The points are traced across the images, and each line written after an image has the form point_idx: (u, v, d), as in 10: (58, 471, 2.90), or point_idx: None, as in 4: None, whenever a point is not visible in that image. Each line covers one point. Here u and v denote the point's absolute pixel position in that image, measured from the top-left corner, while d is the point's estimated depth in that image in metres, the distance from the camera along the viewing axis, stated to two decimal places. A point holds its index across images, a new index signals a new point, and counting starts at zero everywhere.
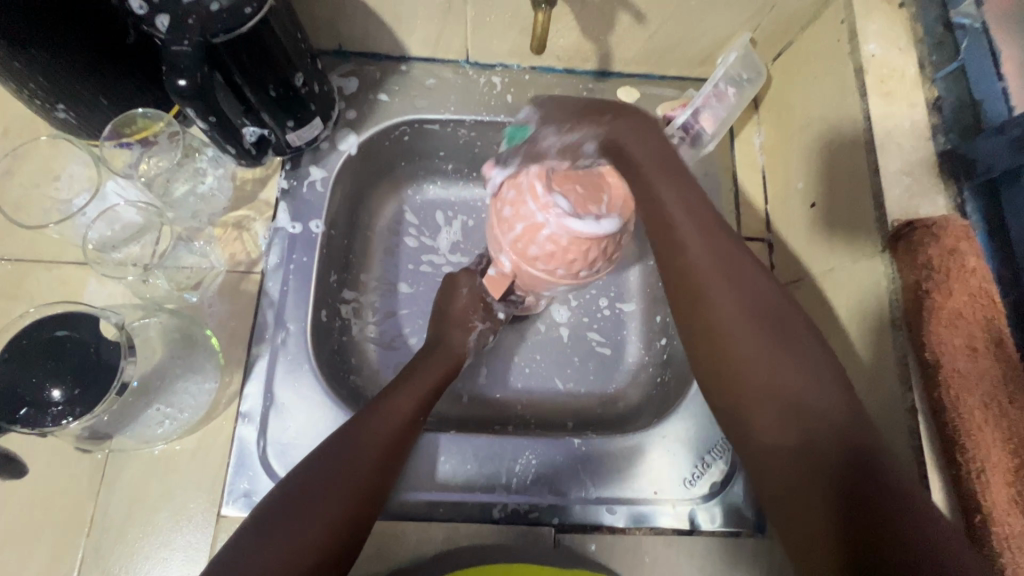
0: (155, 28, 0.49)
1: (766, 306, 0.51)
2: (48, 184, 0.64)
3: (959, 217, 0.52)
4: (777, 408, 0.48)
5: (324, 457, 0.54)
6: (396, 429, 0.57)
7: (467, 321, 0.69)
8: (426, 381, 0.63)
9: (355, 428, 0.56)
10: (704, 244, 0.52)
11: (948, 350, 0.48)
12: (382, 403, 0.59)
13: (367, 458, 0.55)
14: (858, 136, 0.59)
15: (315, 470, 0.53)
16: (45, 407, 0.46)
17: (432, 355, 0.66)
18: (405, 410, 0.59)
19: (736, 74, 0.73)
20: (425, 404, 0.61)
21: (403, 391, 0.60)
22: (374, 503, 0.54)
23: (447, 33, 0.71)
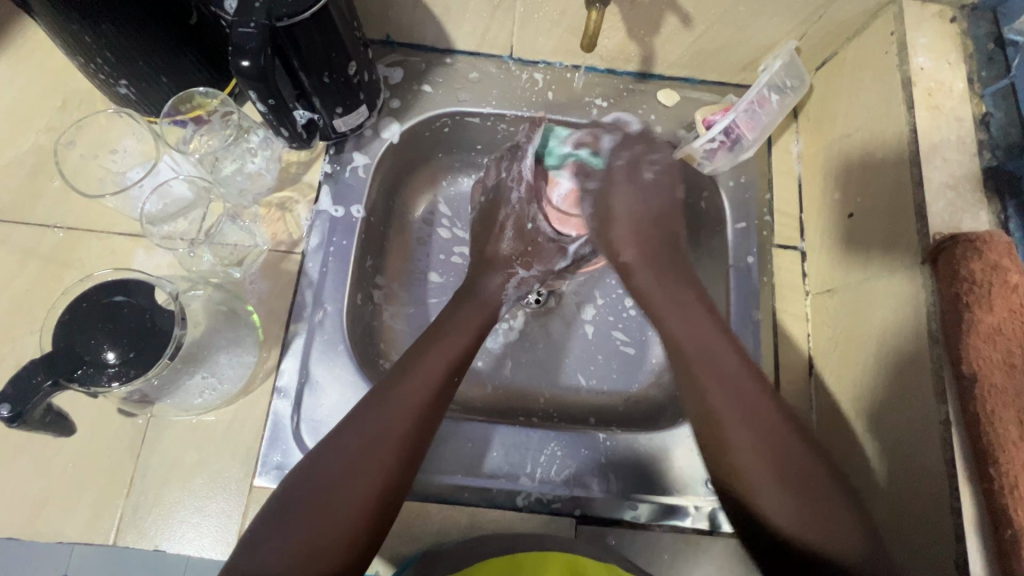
0: (223, 9, 0.52)
1: (763, 429, 0.54)
2: (105, 156, 0.67)
3: (1003, 233, 0.52)
4: (788, 488, 0.51)
5: (356, 420, 0.55)
6: (426, 394, 0.58)
7: (507, 265, 0.74)
8: (453, 348, 0.62)
9: (383, 390, 0.57)
10: (726, 362, 0.58)
11: (985, 365, 0.48)
12: (407, 369, 0.59)
13: (398, 421, 0.55)
14: (902, 148, 0.59)
15: (349, 433, 0.54)
16: (100, 368, 0.48)
17: (458, 318, 0.67)
18: (432, 377, 0.59)
19: (780, 82, 0.72)
20: (452, 370, 0.61)
21: (427, 359, 0.60)
22: (409, 466, 0.55)
23: (494, 27, 0.72)
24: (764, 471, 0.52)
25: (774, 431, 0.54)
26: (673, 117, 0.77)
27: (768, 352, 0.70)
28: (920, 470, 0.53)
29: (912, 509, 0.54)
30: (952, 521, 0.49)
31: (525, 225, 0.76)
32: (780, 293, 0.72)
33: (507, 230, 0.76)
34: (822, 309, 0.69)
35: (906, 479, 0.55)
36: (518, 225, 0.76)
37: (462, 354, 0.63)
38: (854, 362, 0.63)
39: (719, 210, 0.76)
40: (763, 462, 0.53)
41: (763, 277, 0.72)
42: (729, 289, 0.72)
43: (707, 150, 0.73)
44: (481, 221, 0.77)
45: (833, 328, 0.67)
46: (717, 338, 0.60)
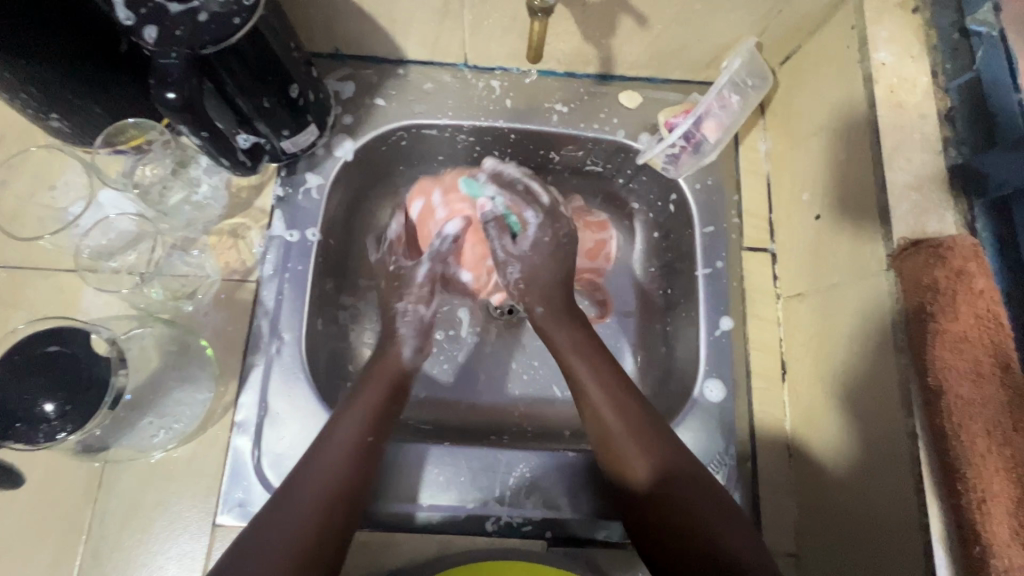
0: (142, 39, 0.49)
1: (677, 459, 0.55)
2: (42, 192, 0.64)
3: (969, 236, 0.50)
4: (712, 512, 0.52)
5: (286, 489, 0.52)
6: (349, 453, 0.55)
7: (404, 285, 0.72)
8: (372, 402, 0.60)
9: (312, 452, 0.54)
10: (634, 410, 0.58)
11: (952, 376, 0.47)
12: (327, 431, 0.56)
13: (323, 480, 0.53)
14: (866, 148, 0.57)
15: (279, 503, 0.51)
16: (36, 423, 0.46)
17: (378, 370, 0.64)
18: (353, 435, 0.56)
19: (741, 79, 0.68)
20: (377, 429, 0.58)
21: (348, 418, 0.57)
22: (340, 523, 0.51)
23: (445, 36, 0.69)
24: (687, 492, 0.53)
25: (681, 456, 0.56)
26: (637, 119, 0.75)
27: (740, 359, 0.69)
28: (889, 481, 0.51)
29: (879, 520, 0.53)
30: (920, 538, 0.47)
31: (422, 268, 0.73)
32: (751, 298, 0.70)
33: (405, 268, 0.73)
34: (793, 314, 0.68)
35: (875, 491, 0.53)
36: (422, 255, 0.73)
37: (387, 405, 0.61)
38: (823, 366, 0.62)
39: (687, 214, 0.74)
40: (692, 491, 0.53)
41: (733, 282, 0.71)
42: (699, 296, 0.70)
43: (669, 156, 0.71)
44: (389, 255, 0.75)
45: (805, 333, 0.65)
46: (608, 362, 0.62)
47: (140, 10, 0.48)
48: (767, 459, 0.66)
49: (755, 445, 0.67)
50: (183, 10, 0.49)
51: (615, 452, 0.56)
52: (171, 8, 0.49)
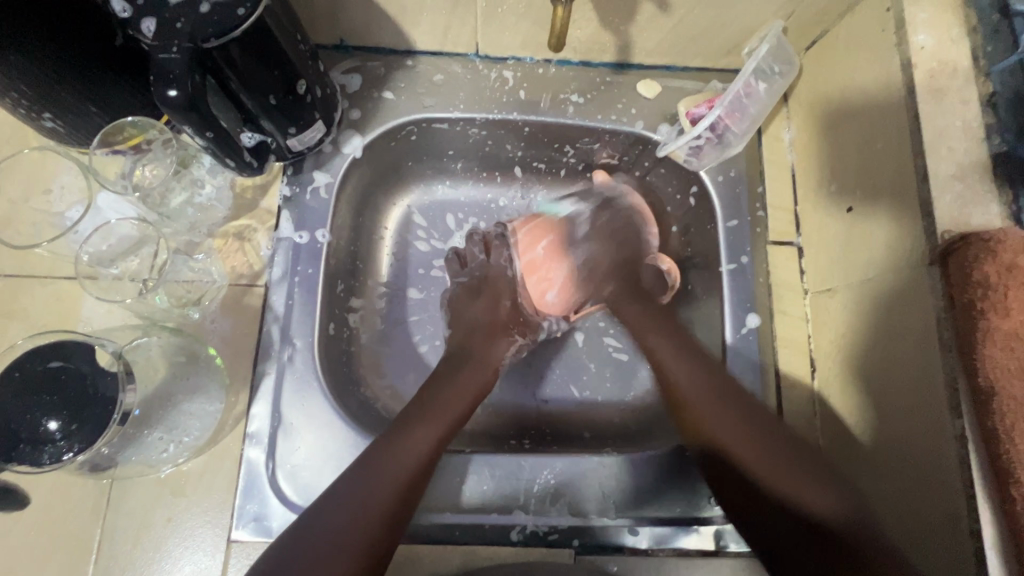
0: (140, 33, 0.46)
1: (740, 418, 0.57)
2: (38, 197, 0.61)
3: (1017, 228, 0.48)
4: (786, 467, 0.53)
5: (341, 493, 0.51)
6: (426, 457, 0.54)
7: (506, 333, 0.70)
8: (451, 413, 0.59)
9: (374, 456, 0.53)
10: (699, 377, 0.60)
11: (1004, 376, 0.44)
12: (399, 435, 0.55)
13: (386, 487, 0.51)
14: (904, 138, 0.54)
15: (329, 506, 0.50)
16: (41, 444, 0.44)
17: (460, 376, 0.63)
18: (426, 445, 0.55)
19: (768, 66, 0.66)
20: (446, 439, 0.57)
21: (423, 426, 0.56)
22: (395, 526, 0.51)
23: (456, 24, 0.66)
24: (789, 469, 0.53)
25: (738, 417, 0.57)
26: (656, 110, 0.72)
27: (768, 357, 0.66)
28: (935, 486, 0.50)
29: (925, 527, 0.50)
30: (972, 544, 0.45)
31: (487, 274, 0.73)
32: (777, 294, 0.68)
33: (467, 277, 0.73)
34: (822, 310, 0.65)
35: (917, 496, 0.51)
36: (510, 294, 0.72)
37: (464, 412, 0.60)
38: (857, 364, 0.60)
39: (709, 208, 0.71)
40: (749, 446, 0.55)
41: (759, 278, 0.68)
42: (724, 292, 0.68)
43: (692, 148, 0.68)
44: (469, 288, 0.73)
45: (835, 330, 0.63)
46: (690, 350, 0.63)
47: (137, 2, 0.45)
48: None
49: None
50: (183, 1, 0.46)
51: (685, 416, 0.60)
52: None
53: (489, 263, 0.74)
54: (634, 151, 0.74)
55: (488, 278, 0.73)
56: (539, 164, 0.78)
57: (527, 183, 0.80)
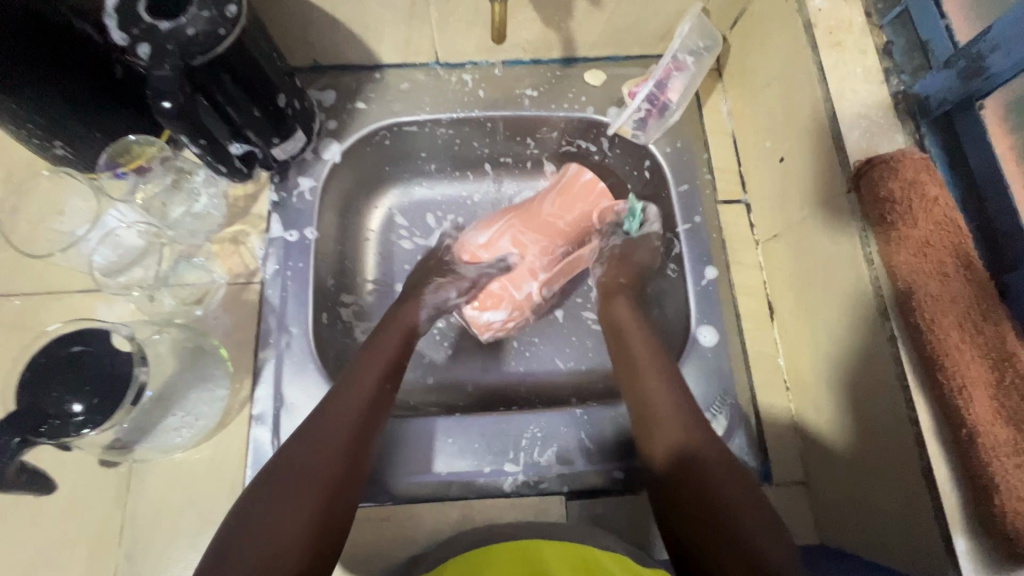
0: (137, 56, 0.53)
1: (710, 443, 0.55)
2: (52, 219, 0.67)
3: (917, 151, 0.54)
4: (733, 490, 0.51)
5: (290, 452, 0.50)
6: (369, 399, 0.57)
7: (448, 304, 0.74)
8: (382, 364, 0.61)
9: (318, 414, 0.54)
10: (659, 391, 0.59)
11: (918, 277, 0.50)
12: (344, 384, 0.57)
13: (340, 435, 0.52)
14: (815, 88, 0.61)
15: (280, 470, 0.49)
16: (67, 419, 0.49)
17: (386, 334, 0.65)
18: (366, 397, 0.56)
19: (694, 44, 0.74)
20: (384, 393, 0.58)
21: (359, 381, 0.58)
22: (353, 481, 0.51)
23: (415, 37, 0.74)
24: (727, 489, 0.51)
25: (714, 463, 0.53)
26: (604, 95, 0.80)
27: (728, 305, 0.72)
28: (877, 392, 0.54)
29: (874, 430, 0.55)
30: (912, 431, 0.50)
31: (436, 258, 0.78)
32: (731, 248, 0.74)
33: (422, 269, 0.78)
34: (772, 256, 0.71)
35: (867, 403, 0.55)
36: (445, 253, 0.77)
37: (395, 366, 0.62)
38: (807, 298, 0.65)
39: (661, 177, 0.78)
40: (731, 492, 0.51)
41: (712, 234, 0.74)
42: (682, 250, 0.74)
43: (636, 120, 0.76)
44: (421, 272, 0.77)
45: (786, 271, 0.68)
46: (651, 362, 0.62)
47: (132, 31, 0.52)
48: (767, 398, 0.69)
49: (753, 385, 0.69)
50: (171, 26, 0.53)
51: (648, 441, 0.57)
52: (159, 25, 0.53)
53: (438, 252, 0.79)
54: (588, 135, 0.81)
55: (433, 262, 0.77)
56: (506, 158, 0.85)
57: (497, 177, 0.87)
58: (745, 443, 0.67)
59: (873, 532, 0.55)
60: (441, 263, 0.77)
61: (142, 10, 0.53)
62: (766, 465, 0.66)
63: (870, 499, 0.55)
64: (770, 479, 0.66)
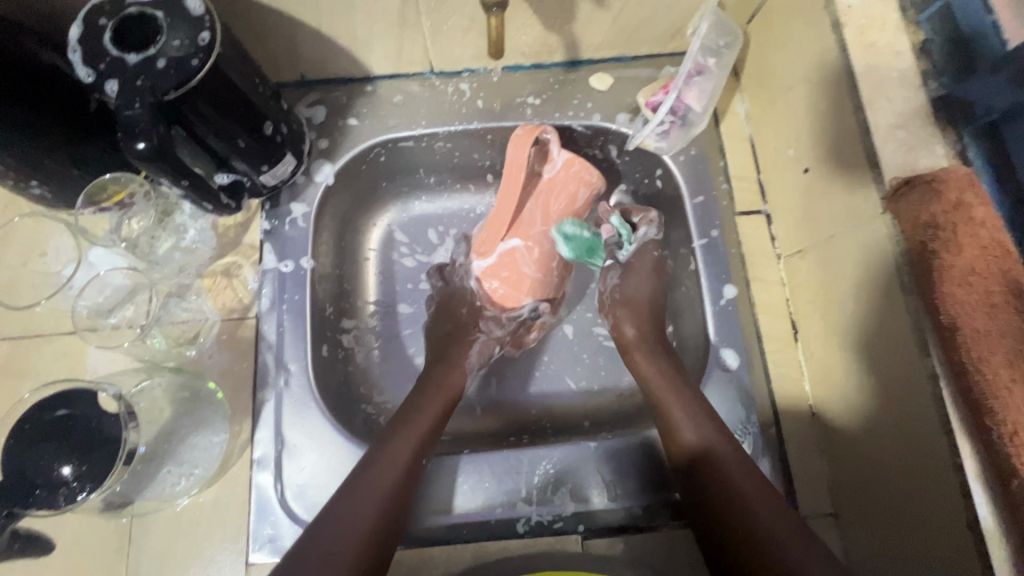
0: (105, 94, 0.49)
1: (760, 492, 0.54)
2: (36, 261, 0.65)
3: (961, 166, 0.49)
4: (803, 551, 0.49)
5: (329, 517, 0.51)
6: (409, 466, 0.56)
7: (469, 334, 0.71)
8: (426, 416, 0.61)
9: (360, 473, 0.55)
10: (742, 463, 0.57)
11: (963, 310, 0.45)
12: (382, 447, 0.57)
13: (375, 501, 0.53)
14: (844, 94, 0.56)
15: (314, 539, 0.50)
16: (56, 487, 0.47)
17: (429, 389, 0.64)
18: (405, 454, 0.57)
19: (712, 43, 0.67)
20: (426, 446, 0.59)
21: (400, 440, 0.58)
22: (394, 529, 0.53)
23: (407, 47, 0.69)
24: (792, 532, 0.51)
25: (753, 473, 0.56)
26: (612, 100, 0.74)
27: (749, 324, 0.68)
28: (916, 429, 0.50)
29: (912, 470, 0.51)
30: (957, 478, 0.46)
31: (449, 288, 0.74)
32: (751, 263, 0.70)
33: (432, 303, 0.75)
34: (796, 272, 0.67)
35: (905, 441, 0.52)
36: (471, 298, 0.73)
37: (438, 424, 0.61)
38: (835, 321, 0.60)
39: (674, 187, 0.73)
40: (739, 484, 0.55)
41: (731, 249, 0.70)
42: (698, 266, 0.70)
43: (658, 133, 0.70)
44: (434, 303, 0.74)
45: (811, 290, 0.64)
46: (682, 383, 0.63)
47: (99, 66, 0.48)
48: (792, 423, 0.65)
49: (777, 409, 0.66)
50: (140, 59, 0.49)
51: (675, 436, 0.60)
52: (128, 59, 0.49)
53: (448, 283, 0.75)
54: (596, 143, 0.76)
55: (447, 293, 0.74)
56: None
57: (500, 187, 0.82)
58: (769, 470, 0.63)
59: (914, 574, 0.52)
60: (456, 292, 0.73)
61: (109, 42, 0.49)
62: (792, 496, 0.63)
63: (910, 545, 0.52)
64: (797, 509, 0.62)
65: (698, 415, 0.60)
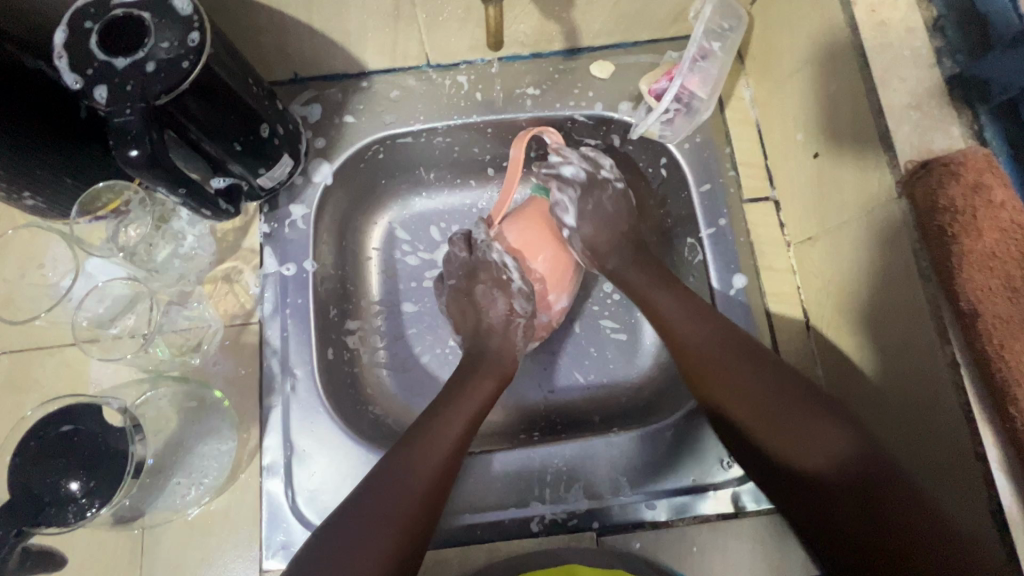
0: (95, 101, 0.47)
1: (765, 373, 0.56)
2: (33, 272, 0.64)
3: (978, 147, 0.48)
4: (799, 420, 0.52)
5: (382, 476, 0.53)
6: (461, 440, 0.57)
7: (508, 321, 0.67)
8: (479, 393, 0.62)
9: (412, 438, 0.56)
10: (705, 339, 0.60)
11: (984, 296, 0.44)
12: (436, 417, 0.58)
13: (430, 469, 0.54)
14: (855, 76, 0.54)
15: (369, 497, 0.51)
16: (65, 504, 0.46)
17: (484, 362, 0.65)
18: (458, 428, 0.58)
19: (717, 26, 0.65)
20: (475, 420, 0.60)
21: (452, 413, 0.59)
22: (442, 497, 0.54)
23: (402, 40, 0.67)
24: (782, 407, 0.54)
25: (742, 361, 0.57)
26: (613, 88, 0.72)
27: (759, 313, 0.67)
28: (934, 418, 0.49)
29: (933, 461, 0.50)
30: (979, 467, 0.45)
31: (481, 261, 0.68)
32: (759, 251, 0.69)
33: (457, 272, 0.70)
34: (806, 259, 0.66)
35: (923, 430, 0.51)
36: (496, 281, 0.67)
37: (489, 400, 0.62)
38: (848, 308, 0.59)
39: (680, 176, 0.72)
40: (744, 377, 0.56)
41: (739, 238, 0.69)
42: (706, 255, 0.69)
43: (663, 122, 0.69)
44: (463, 277, 0.69)
45: (822, 277, 0.63)
46: (705, 313, 0.62)
47: (86, 72, 0.47)
48: None
49: None
50: (128, 63, 0.47)
51: (678, 346, 0.61)
52: (116, 63, 0.47)
53: (476, 258, 0.69)
54: (599, 132, 0.74)
55: (473, 272, 0.68)
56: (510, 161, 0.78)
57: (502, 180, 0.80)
58: None
59: None
60: (490, 270, 0.68)
61: (95, 46, 0.47)
62: None
63: None
64: None
65: (690, 312, 0.62)
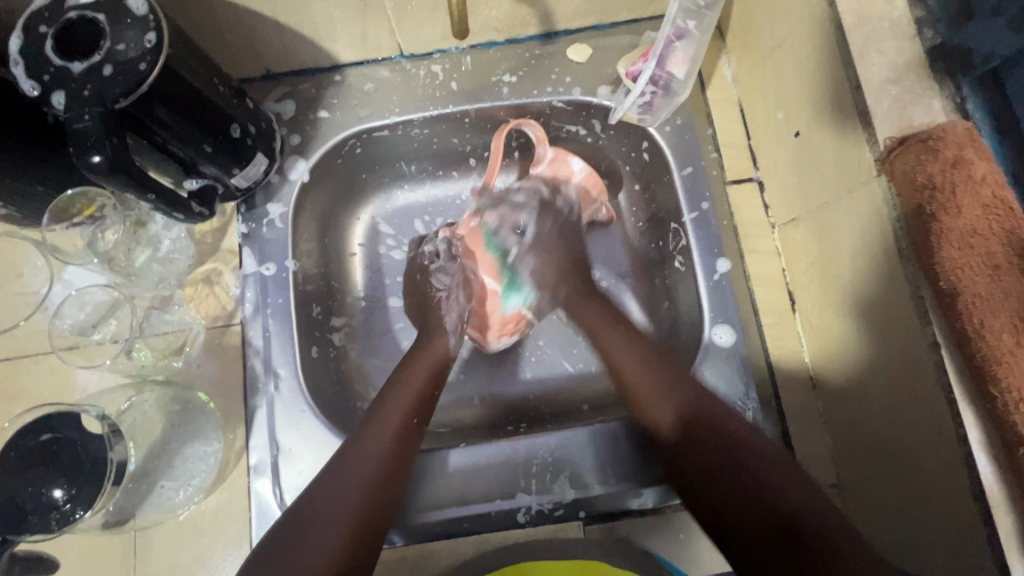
0: (54, 107, 0.47)
1: (712, 415, 0.55)
2: (12, 282, 0.64)
3: (960, 120, 0.46)
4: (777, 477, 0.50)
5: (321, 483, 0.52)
6: (402, 433, 0.56)
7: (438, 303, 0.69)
8: (417, 383, 0.60)
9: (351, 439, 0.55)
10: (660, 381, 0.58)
11: (965, 274, 0.43)
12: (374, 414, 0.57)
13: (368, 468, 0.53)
14: (833, 51, 0.52)
15: (307, 509, 0.50)
16: (48, 511, 0.47)
17: (421, 351, 0.64)
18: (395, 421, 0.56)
19: (693, 4, 0.61)
20: (417, 412, 0.58)
21: (388, 406, 0.57)
22: (388, 497, 0.53)
23: (372, 30, 0.66)
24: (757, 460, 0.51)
25: (714, 413, 0.55)
26: (591, 72, 0.71)
27: (744, 297, 0.66)
28: (917, 401, 0.48)
29: (916, 444, 0.49)
30: (960, 449, 0.44)
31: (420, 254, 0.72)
32: (743, 233, 0.68)
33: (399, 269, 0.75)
34: (791, 240, 0.65)
35: (906, 413, 0.50)
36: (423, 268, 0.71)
37: (431, 388, 0.61)
38: (833, 290, 0.59)
39: (662, 160, 0.70)
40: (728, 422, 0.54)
41: (723, 221, 0.68)
42: (689, 240, 0.68)
43: (641, 105, 0.67)
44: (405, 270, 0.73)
45: (807, 258, 0.62)
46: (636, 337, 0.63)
47: (43, 78, 0.46)
48: (792, 395, 0.65)
49: (776, 382, 0.65)
50: (85, 68, 0.46)
51: (645, 409, 0.58)
52: (73, 67, 0.46)
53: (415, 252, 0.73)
54: (578, 118, 0.73)
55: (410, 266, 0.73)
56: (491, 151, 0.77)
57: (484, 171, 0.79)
58: None
59: (915, 540, 0.52)
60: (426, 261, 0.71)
61: (51, 51, 0.47)
62: None
63: (912, 524, 0.52)
64: None
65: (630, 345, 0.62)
